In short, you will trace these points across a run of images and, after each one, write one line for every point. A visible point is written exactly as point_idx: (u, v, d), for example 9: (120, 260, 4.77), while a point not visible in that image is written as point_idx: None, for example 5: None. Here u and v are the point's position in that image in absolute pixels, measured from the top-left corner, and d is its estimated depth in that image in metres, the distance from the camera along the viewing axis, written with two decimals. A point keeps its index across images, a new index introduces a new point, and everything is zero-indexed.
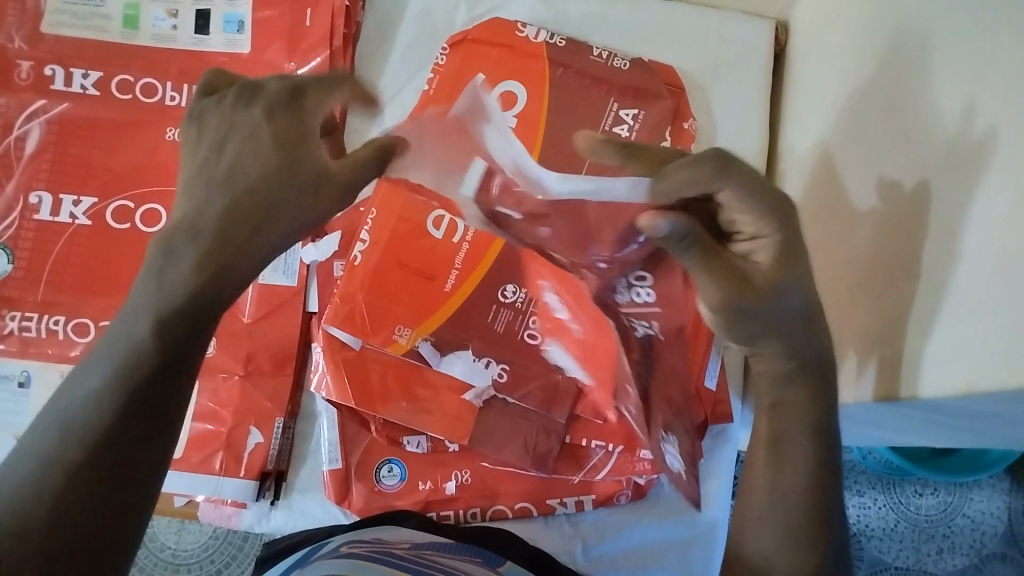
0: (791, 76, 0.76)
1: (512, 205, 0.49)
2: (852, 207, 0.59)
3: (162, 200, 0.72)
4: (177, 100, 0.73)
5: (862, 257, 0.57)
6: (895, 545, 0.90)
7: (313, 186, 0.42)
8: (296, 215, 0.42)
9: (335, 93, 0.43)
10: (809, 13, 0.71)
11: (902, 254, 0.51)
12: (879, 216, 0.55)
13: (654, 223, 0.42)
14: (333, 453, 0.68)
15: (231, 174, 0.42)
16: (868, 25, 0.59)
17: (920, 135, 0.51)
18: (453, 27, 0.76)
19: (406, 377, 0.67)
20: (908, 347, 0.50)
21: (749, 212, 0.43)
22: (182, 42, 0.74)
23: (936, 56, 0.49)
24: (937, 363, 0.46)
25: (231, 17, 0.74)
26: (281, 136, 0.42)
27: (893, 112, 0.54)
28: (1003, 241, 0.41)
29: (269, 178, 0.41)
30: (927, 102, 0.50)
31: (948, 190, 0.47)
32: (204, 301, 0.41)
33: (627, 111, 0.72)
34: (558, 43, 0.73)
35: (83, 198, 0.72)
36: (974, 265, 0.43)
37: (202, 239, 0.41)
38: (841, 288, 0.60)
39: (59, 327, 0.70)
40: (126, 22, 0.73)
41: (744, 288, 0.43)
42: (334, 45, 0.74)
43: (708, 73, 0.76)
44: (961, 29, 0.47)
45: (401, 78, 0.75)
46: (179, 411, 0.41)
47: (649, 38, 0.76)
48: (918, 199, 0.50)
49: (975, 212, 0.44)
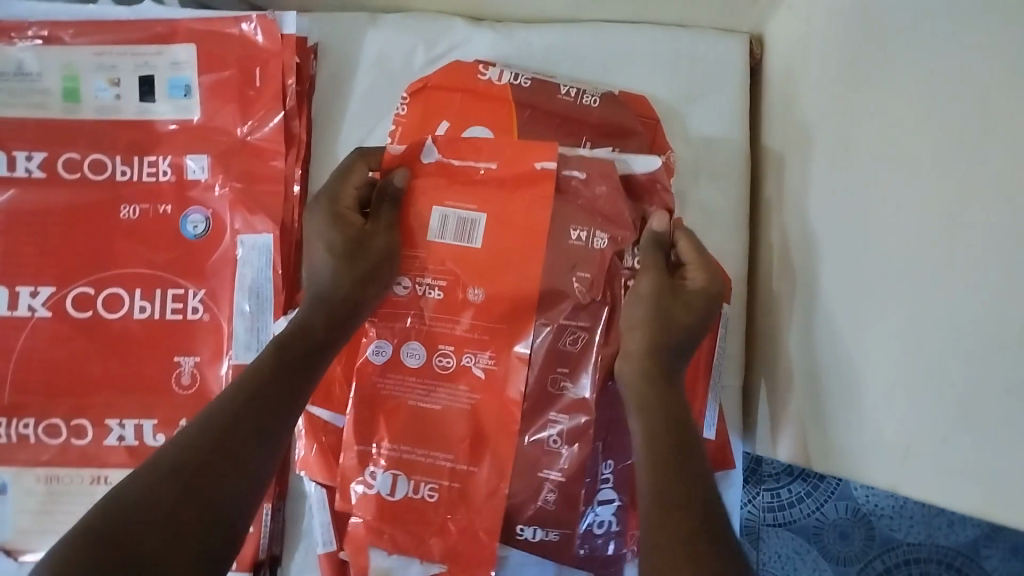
0: (769, 93, 0.72)
1: (571, 166, 0.63)
2: (813, 275, 0.61)
3: (123, 283, 0.69)
4: (129, 175, 0.70)
5: (833, 343, 0.56)
6: (906, 521, 0.84)
7: (352, 254, 0.60)
8: (350, 275, 0.60)
9: (339, 187, 0.63)
10: (788, 30, 0.68)
11: (859, 340, 0.52)
12: (842, 296, 0.55)
13: (661, 219, 0.61)
14: (326, 535, 0.66)
15: (311, 276, 0.61)
16: (848, 67, 0.57)
17: (899, 176, 0.49)
18: (412, 69, 0.72)
19: (400, 424, 0.62)
20: (890, 413, 0.48)
21: (693, 252, 0.61)
22: (128, 112, 0.70)
23: (919, 99, 0.47)
24: (924, 422, 0.44)
25: (177, 81, 0.69)
26: (323, 241, 0.61)
27: (870, 156, 0.53)
28: (972, 321, 0.41)
29: (328, 269, 0.60)
30: (899, 151, 0.49)
31: (932, 232, 0.45)
32: (309, 326, 0.58)
33: (601, 150, 0.68)
34: (523, 84, 0.69)
35: (40, 289, 0.68)
36: (962, 311, 0.42)
37: (320, 311, 0.59)
38: (819, 344, 0.58)
39: (30, 430, 0.67)
40: (66, 96, 0.69)
41: (667, 288, 0.58)
42: (287, 105, 0.70)
43: (683, 99, 0.72)
44: (946, 102, 0.45)
45: (361, 129, 0.71)
46: (315, 365, 0.58)
47: (620, 65, 0.72)
48: (876, 292, 0.51)
49: (966, 258, 0.42)
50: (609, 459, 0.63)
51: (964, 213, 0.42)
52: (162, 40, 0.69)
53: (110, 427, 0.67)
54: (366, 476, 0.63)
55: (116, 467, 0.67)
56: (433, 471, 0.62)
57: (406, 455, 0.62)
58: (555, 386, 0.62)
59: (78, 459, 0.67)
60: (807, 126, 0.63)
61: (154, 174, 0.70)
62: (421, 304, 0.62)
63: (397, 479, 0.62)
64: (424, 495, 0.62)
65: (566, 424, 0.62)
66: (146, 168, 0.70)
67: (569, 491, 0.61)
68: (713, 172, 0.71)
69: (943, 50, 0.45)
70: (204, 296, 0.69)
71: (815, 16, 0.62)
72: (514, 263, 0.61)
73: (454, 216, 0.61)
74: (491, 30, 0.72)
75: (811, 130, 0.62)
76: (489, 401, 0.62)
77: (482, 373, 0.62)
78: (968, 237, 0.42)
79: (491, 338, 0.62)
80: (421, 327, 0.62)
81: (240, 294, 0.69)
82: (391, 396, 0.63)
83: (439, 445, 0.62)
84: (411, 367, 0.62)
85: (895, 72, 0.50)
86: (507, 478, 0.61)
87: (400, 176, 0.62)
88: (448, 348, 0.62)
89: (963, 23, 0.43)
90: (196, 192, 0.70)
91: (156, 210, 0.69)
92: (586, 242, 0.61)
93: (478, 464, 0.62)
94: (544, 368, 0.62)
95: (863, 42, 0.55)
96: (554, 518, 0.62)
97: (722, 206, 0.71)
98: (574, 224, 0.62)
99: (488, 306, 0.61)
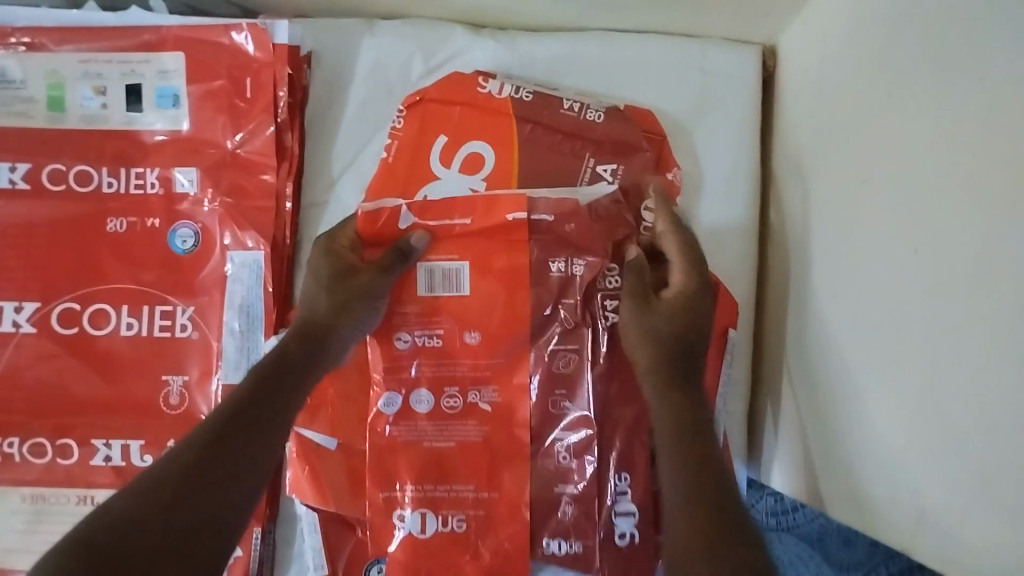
0: (780, 107, 0.69)
1: (537, 208, 0.60)
2: (818, 311, 0.59)
3: (109, 299, 0.67)
4: (115, 186, 0.67)
5: (841, 386, 0.54)
6: None
7: (337, 279, 0.59)
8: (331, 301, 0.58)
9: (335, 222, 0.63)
10: (801, 46, 0.65)
11: (868, 391, 0.51)
12: (849, 340, 0.54)
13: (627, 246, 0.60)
14: (319, 559, 0.65)
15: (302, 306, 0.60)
16: (861, 93, 0.54)
17: (916, 216, 0.46)
18: (409, 80, 0.69)
19: (413, 461, 0.61)
20: (913, 470, 0.46)
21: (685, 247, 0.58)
22: (114, 122, 0.67)
23: (938, 137, 0.44)
24: (955, 486, 0.42)
25: (165, 90, 0.67)
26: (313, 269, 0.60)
27: (883, 190, 0.50)
28: (998, 385, 0.39)
29: (311, 292, 0.59)
30: (916, 190, 0.46)
31: (954, 282, 0.42)
32: (285, 351, 0.56)
33: (605, 167, 0.66)
34: (525, 98, 0.66)
35: (25, 304, 0.66)
36: (986, 371, 0.39)
37: (296, 330, 0.58)
38: (830, 383, 0.56)
39: (14, 449, 0.66)
40: (50, 104, 0.67)
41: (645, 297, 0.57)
42: (280, 118, 0.67)
43: (689, 113, 0.69)
44: (962, 146, 0.42)
45: (356, 142, 0.69)
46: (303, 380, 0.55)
47: (626, 77, 0.69)
48: (885, 344, 0.49)
49: (990, 313, 0.39)
50: (621, 470, 0.61)
51: (980, 281, 0.40)
52: (149, 48, 0.67)
53: (96, 448, 0.66)
54: (396, 521, 0.61)
55: (102, 489, 0.65)
56: (456, 502, 0.61)
57: (429, 493, 0.61)
58: (555, 408, 0.61)
59: (63, 480, 0.66)
60: (819, 147, 0.60)
61: (142, 186, 0.67)
62: (422, 354, 0.61)
63: (424, 515, 0.61)
64: (452, 526, 0.61)
65: (572, 441, 0.61)
66: (133, 180, 0.67)
67: (584, 502, 0.61)
68: (721, 191, 0.69)
69: (961, 89, 0.43)
70: (192, 313, 0.67)
71: (829, 34, 0.60)
72: (505, 297, 0.60)
73: (437, 268, 0.61)
74: (492, 39, 0.69)
75: (823, 153, 0.59)
76: (499, 429, 0.61)
77: (488, 407, 0.61)
78: (984, 308, 0.40)
79: (492, 374, 0.61)
80: (428, 373, 0.61)
81: (231, 312, 0.67)
82: (405, 441, 0.61)
83: (459, 476, 0.61)
84: (421, 412, 0.61)
85: (908, 107, 0.48)
86: (526, 496, 0.61)
87: (417, 236, 0.60)
88: (455, 389, 0.61)
89: (983, 63, 0.41)
90: (184, 205, 0.68)
91: (144, 223, 0.67)
92: (565, 272, 0.61)
93: (496, 489, 0.61)
94: (541, 394, 0.61)
95: (879, 69, 0.52)
96: (573, 529, 0.61)
97: (729, 226, 0.68)
98: (551, 259, 0.61)
99: (487, 342, 0.61)
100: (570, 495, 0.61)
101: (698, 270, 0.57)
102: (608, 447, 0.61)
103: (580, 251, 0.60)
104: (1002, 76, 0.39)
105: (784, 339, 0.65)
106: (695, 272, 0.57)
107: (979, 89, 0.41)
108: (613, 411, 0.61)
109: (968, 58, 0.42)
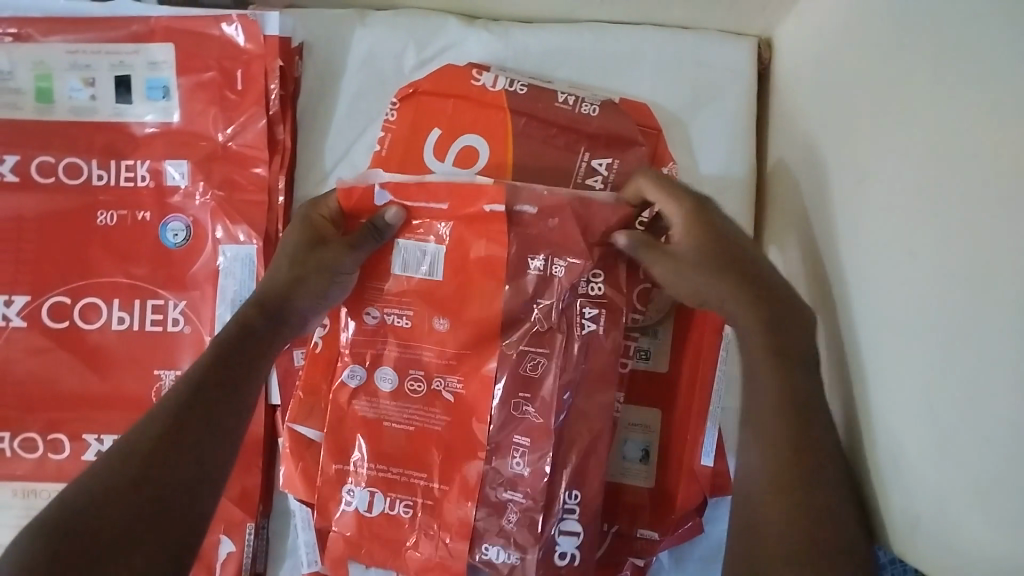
0: (775, 101, 0.69)
1: (522, 201, 0.57)
2: (815, 313, 0.58)
3: (100, 293, 0.66)
4: (105, 179, 0.67)
5: (839, 390, 0.54)
6: None
7: (308, 249, 0.58)
8: (294, 270, 0.58)
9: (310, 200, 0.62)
10: (797, 39, 0.64)
11: (865, 393, 0.50)
12: (846, 340, 0.53)
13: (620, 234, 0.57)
14: (312, 554, 0.65)
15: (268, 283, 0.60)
16: (856, 89, 0.54)
17: (907, 213, 0.45)
18: (403, 72, 0.68)
19: (371, 436, 0.61)
20: (912, 473, 0.45)
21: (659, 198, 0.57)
22: (104, 114, 0.66)
23: (925, 133, 0.44)
24: (952, 490, 0.41)
25: (155, 82, 0.66)
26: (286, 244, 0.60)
27: (875, 187, 0.50)
28: (986, 387, 0.38)
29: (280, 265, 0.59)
30: (905, 186, 0.46)
31: (942, 281, 0.42)
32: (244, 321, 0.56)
33: (600, 161, 0.65)
34: (519, 91, 0.66)
35: (15, 298, 0.66)
36: (973, 374, 0.39)
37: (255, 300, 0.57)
38: (829, 381, 0.55)
39: (5, 444, 0.65)
40: (39, 95, 0.66)
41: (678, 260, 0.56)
42: (271, 111, 0.67)
43: (684, 106, 0.69)
44: (948, 146, 0.42)
45: (348, 135, 0.68)
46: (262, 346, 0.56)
47: (621, 70, 0.69)
48: (880, 344, 0.48)
49: (973, 313, 0.39)
50: (573, 487, 0.59)
51: (964, 286, 0.40)
52: (139, 38, 0.66)
53: (87, 442, 0.65)
54: (344, 494, 0.62)
55: None
56: (406, 488, 0.61)
57: (384, 473, 0.61)
58: (517, 411, 0.59)
59: (54, 475, 0.65)
60: (813, 142, 0.60)
61: (132, 179, 0.67)
62: (390, 332, 0.61)
63: (374, 491, 0.61)
64: (398, 511, 0.61)
65: (528, 449, 0.59)
66: (123, 172, 0.67)
67: (530, 513, 0.59)
68: (716, 187, 0.68)
69: (948, 89, 0.42)
70: (184, 307, 0.67)
71: (825, 29, 0.59)
72: (475, 295, 0.59)
73: (413, 249, 0.60)
74: (486, 30, 0.69)
75: (818, 149, 0.59)
76: (460, 419, 0.60)
77: (451, 396, 0.60)
78: (965, 317, 0.39)
79: (459, 363, 0.60)
80: (394, 353, 0.61)
81: (223, 306, 0.66)
82: (368, 419, 0.61)
83: (412, 462, 0.61)
84: (384, 391, 0.61)
85: (898, 107, 0.47)
86: (472, 498, 0.59)
87: (391, 212, 0.59)
88: (420, 372, 0.61)
89: (969, 64, 0.40)
90: (175, 199, 0.67)
91: (134, 217, 0.67)
92: (545, 271, 0.59)
93: (449, 483, 0.60)
94: (505, 394, 0.59)
95: (874, 65, 0.51)
96: (513, 539, 0.59)
97: None
98: (530, 257, 0.59)
99: (453, 335, 0.60)
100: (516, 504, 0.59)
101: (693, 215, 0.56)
102: (564, 460, 0.59)
103: (558, 251, 0.58)
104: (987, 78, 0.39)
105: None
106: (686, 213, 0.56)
107: (964, 90, 0.40)
108: (578, 420, 0.60)
109: (956, 58, 0.41)
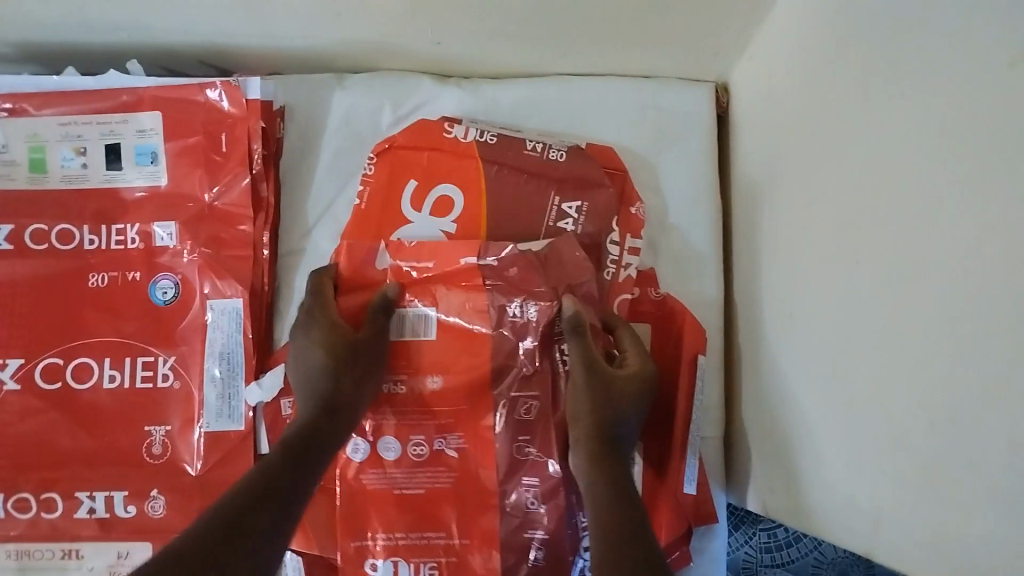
0: (736, 140, 0.72)
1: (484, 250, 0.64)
2: (787, 339, 0.60)
3: (92, 353, 0.68)
4: (97, 243, 0.69)
5: (814, 413, 0.56)
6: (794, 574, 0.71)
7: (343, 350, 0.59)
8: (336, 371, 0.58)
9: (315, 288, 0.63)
10: (752, 81, 0.68)
11: (840, 408, 0.52)
12: (819, 358, 0.55)
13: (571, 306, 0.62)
14: None
15: (298, 377, 0.60)
16: (814, 120, 0.57)
17: (877, 229, 0.48)
18: (380, 129, 0.72)
19: (379, 499, 0.63)
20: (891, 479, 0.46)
21: (632, 343, 0.63)
22: (95, 181, 0.69)
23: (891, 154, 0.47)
24: (934, 489, 0.43)
25: (144, 148, 0.70)
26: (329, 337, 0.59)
27: (843, 208, 0.52)
28: (972, 383, 0.40)
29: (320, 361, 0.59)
30: (875, 202, 0.48)
31: (921, 287, 0.44)
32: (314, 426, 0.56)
33: (570, 204, 0.68)
34: (489, 140, 0.69)
35: (9, 361, 0.68)
36: (957, 374, 0.41)
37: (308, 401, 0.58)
38: (806, 401, 0.57)
39: None
40: (32, 166, 0.69)
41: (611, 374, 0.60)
42: (254, 170, 0.70)
43: (650, 148, 0.72)
44: (918, 161, 0.44)
45: (330, 190, 0.71)
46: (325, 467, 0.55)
47: (586, 118, 0.72)
48: (857, 355, 0.50)
49: (957, 314, 0.41)
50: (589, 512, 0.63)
51: (946, 288, 0.42)
52: (128, 108, 0.69)
53: (80, 500, 0.66)
54: (367, 569, 0.63)
55: (89, 542, 0.66)
56: (429, 550, 0.63)
57: (402, 540, 0.63)
58: (521, 453, 0.63)
59: (49, 534, 0.66)
60: (776, 177, 0.63)
61: (123, 242, 0.69)
62: (385, 402, 0.63)
63: (395, 558, 0.63)
64: (425, 574, 0.63)
65: (539, 486, 0.63)
66: (114, 236, 0.69)
67: (554, 545, 0.62)
68: (681, 224, 0.71)
69: (912, 109, 0.45)
70: (174, 362, 0.69)
71: (778, 69, 0.63)
72: (470, 347, 0.63)
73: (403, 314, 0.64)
74: (457, 86, 0.72)
75: (780, 182, 0.62)
76: (469, 474, 0.63)
77: (455, 453, 0.63)
78: (948, 320, 0.42)
79: (457, 421, 0.63)
80: (392, 421, 0.63)
81: (211, 360, 0.68)
82: (377, 488, 0.63)
83: (429, 525, 0.63)
84: (389, 460, 0.63)
85: (860, 132, 0.50)
86: (497, 540, 0.63)
87: (392, 289, 0.63)
88: (421, 436, 0.63)
89: (934, 85, 0.43)
90: (164, 258, 0.70)
91: (125, 277, 0.69)
92: (520, 317, 0.63)
93: (468, 537, 0.63)
94: (510, 438, 0.63)
95: (830, 95, 0.55)
96: (547, 574, 0.63)
97: (694, 256, 0.71)
98: (507, 304, 0.63)
99: (446, 393, 0.63)
100: (540, 544, 0.62)
101: (649, 360, 0.62)
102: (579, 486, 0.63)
103: (531, 294, 0.63)
104: (951, 97, 0.42)
105: (750, 370, 0.67)
106: (650, 360, 0.62)
107: (934, 107, 0.43)
108: None
109: (920, 82, 0.45)
